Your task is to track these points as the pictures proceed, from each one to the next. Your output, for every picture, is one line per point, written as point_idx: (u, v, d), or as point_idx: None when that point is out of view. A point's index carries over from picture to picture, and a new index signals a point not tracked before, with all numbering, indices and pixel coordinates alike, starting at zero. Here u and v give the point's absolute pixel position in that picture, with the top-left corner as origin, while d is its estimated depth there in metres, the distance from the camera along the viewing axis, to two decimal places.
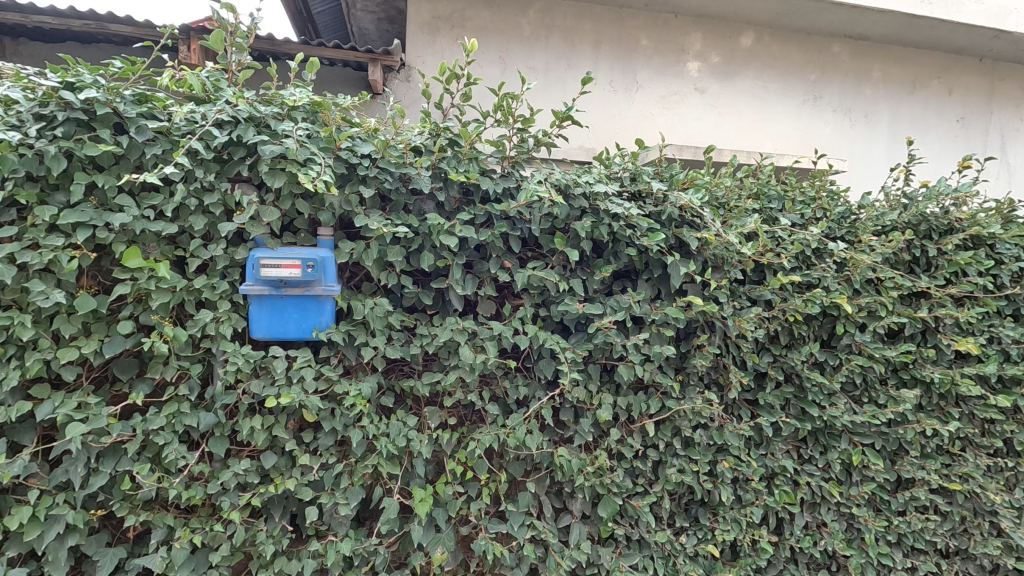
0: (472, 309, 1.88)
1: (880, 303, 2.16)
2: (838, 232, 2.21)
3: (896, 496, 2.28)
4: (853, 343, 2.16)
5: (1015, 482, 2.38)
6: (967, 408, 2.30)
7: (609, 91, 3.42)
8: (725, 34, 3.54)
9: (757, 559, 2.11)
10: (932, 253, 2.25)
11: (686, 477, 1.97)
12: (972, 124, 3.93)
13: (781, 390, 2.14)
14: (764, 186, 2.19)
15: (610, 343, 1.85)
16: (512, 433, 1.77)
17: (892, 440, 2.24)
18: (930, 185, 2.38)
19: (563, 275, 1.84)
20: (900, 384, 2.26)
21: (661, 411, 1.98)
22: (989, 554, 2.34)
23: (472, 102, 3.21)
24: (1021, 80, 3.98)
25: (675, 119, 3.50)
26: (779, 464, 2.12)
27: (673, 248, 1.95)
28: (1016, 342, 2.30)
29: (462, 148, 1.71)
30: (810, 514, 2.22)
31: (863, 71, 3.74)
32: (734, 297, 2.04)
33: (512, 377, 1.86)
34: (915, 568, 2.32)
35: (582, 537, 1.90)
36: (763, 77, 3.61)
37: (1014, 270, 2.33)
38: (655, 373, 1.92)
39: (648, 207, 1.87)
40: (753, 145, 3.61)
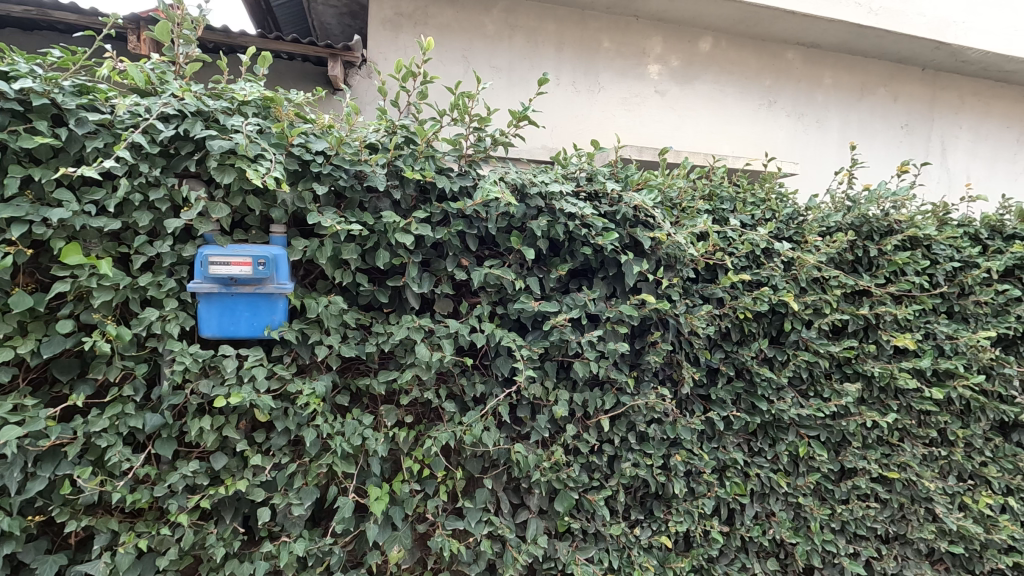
0: (430, 307, 1.89)
1: (825, 301, 2.25)
2: (786, 233, 2.30)
3: (839, 486, 2.39)
4: (800, 339, 2.25)
5: (948, 470, 2.52)
6: (905, 401, 2.42)
7: (572, 92, 3.46)
8: (684, 38, 3.63)
9: (709, 549, 2.17)
10: (873, 253, 2.36)
11: (641, 471, 2.02)
12: (915, 130, 4.12)
13: (732, 385, 2.22)
14: (717, 187, 2.25)
15: (566, 341, 1.88)
16: (468, 430, 1.78)
17: (836, 432, 2.34)
18: (871, 189, 2.49)
19: (520, 274, 1.86)
20: (843, 378, 2.37)
21: (617, 406, 2.02)
22: (925, 539, 2.47)
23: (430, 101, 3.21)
24: (960, 90, 4.20)
25: (635, 121, 3.57)
26: (730, 457, 2.20)
27: (628, 247, 1.99)
28: (949, 337, 2.44)
29: (418, 147, 1.72)
30: (760, 504, 2.30)
31: (815, 77, 3.88)
32: (686, 295, 2.11)
33: (469, 375, 1.87)
34: (857, 553, 2.44)
35: (539, 532, 1.93)
36: (721, 81, 3.71)
37: (948, 270, 2.46)
38: (610, 370, 1.96)
39: (603, 206, 1.91)
40: (711, 146, 3.70)
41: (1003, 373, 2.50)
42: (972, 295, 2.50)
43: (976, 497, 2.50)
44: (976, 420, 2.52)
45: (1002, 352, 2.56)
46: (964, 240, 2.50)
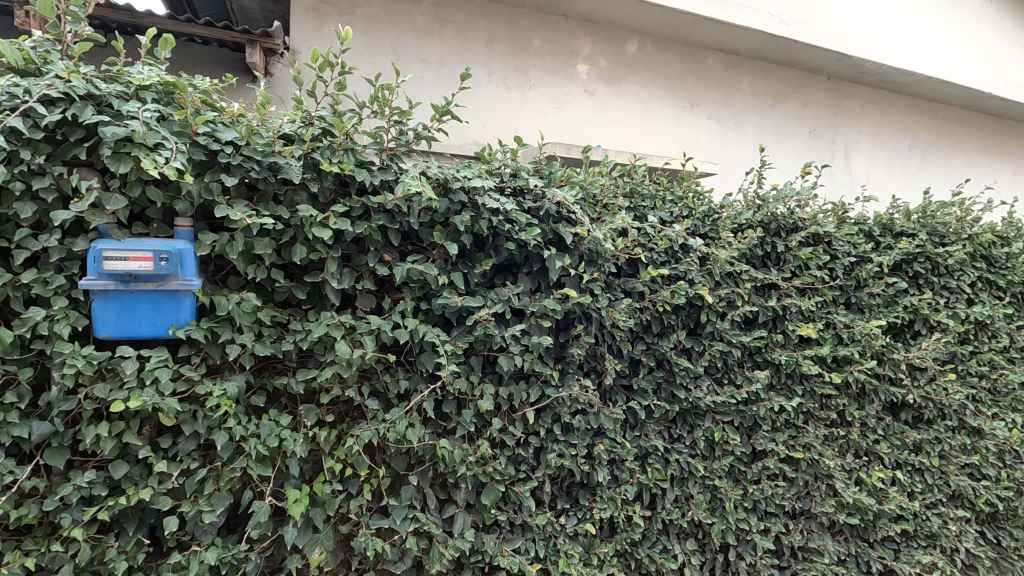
0: (352, 304, 1.85)
1: (737, 294, 2.39)
2: (701, 229, 2.42)
3: (751, 467, 2.54)
4: (714, 330, 2.38)
5: (846, 448, 2.75)
6: (809, 386, 2.61)
7: (503, 89, 3.48)
8: (612, 39, 3.72)
9: (631, 533, 2.25)
10: (780, 249, 2.53)
11: (565, 461, 2.07)
12: (822, 135, 4.43)
13: (653, 375, 2.31)
14: (638, 185, 2.33)
15: (490, 335, 1.89)
16: (392, 427, 1.77)
17: (748, 417, 2.49)
18: (778, 188, 2.66)
19: (443, 269, 1.86)
20: (754, 366, 2.52)
21: (542, 398, 2.06)
22: (826, 512, 2.68)
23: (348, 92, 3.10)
24: (861, 99, 4.55)
25: (565, 119, 3.63)
26: (651, 444, 2.29)
27: (551, 242, 2.03)
28: (847, 326, 2.64)
29: (336, 139, 1.67)
30: (679, 488, 2.42)
31: (733, 82, 4.10)
32: (609, 289, 2.18)
33: (393, 371, 1.85)
34: (767, 529, 2.60)
35: (466, 526, 1.94)
36: (647, 83, 3.84)
37: (845, 264, 2.66)
38: (535, 363, 1.99)
39: (527, 202, 1.94)
40: (638, 146, 3.82)
41: (892, 358, 2.74)
42: (867, 287, 2.72)
43: (870, 472, 2.73)
44: (870, 402, 2.76)
45: (892, 339, 2.81)
46: (859, 237, 2.71)
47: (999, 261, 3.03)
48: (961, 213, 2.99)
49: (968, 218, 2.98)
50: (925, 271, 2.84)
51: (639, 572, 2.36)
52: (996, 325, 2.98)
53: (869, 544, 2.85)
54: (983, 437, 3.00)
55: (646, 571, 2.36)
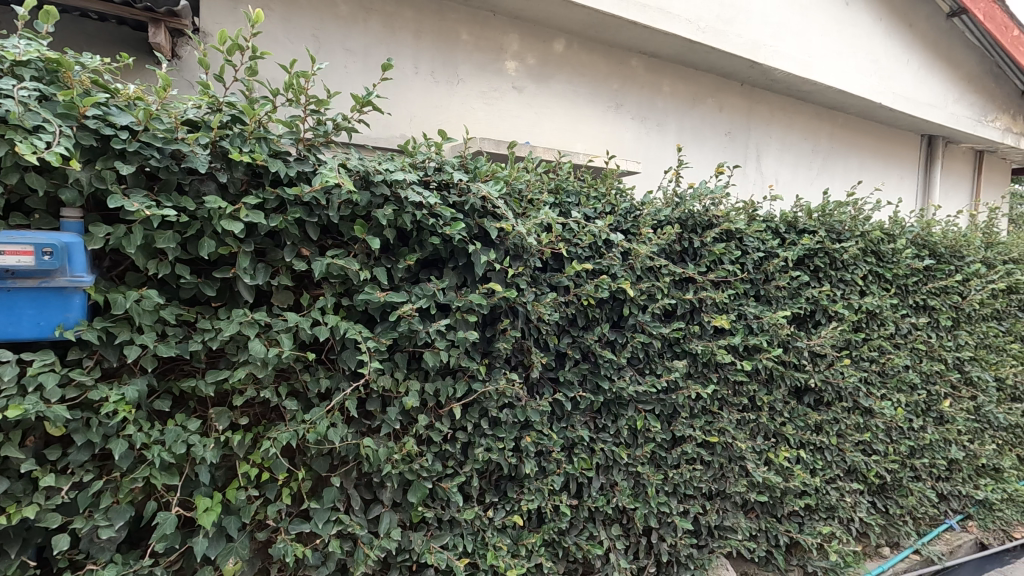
0: (267, 300, 1.77)
1: (656, 287, 2.49)
2: (623, 225, 2.49)
3: (671, 452, 2.67)
4: (637, 322, 2.48)
5: (757, 431, 2.94)
6: (723, 373, 2.76)
7: (430, 82, 3.44)
8: (540, 37, 3.76)
9: (559, 522, 2.30)
10: (697, 245, 2.66)
11: (493, 455, 2.08)
12: (736, 138, 4.70)
13: (578, 367, 2.37)
14: (563, 182, 2.37)
15: (415, 331, 1.87)
16: (312, 428, 1.71)
17: (668, 405, 2.61)
18: (694, 187, 2.79)
19: (366, 264, 1.81)
20: (673, 356, 2.64)
21: (469, 393, 2.06)
22: (739, 491, 2.86)
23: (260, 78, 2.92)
24: (771, 105, 4.87)
25: (494, 115, 3.64)
26: (577, 435, 2.35)
27: (477, 237, 2.03)
28: (756, 316, 2.82)
29: (247, 127, 1.59)
30: (605, 476, 2.49)
31: (655, 85, 4.26)
32: (535, 284, 2.21)
33: (313, 370, 1.78)
34: (686, 511, 2.74)
35: (392, 525, 1.92)
36: (574, 82, 3.92)
37: (755, 259, 2.84)
38: (461, 358, 1.99)
39: (451, 197, 1.93)
40: (566, 144, 3.90)
41: (796, 346, 2.96)
42: (774, 280, 2.91)
43: (777, 452, 2.94)
44: (777, 387, 2.96)
45: (796, 328, 3.03)
46: (767, 234, 2.90)
47: (887, 256, 3.34)
48: (855, 212, 3.26)
49: (861, 217, 3.25)
50: (824, 265, 3.08)
51: (566, 559, 2.42)
52: (884, 315, 3.28)
53: (777, 519, 3.07)
54: (873, 416, 3.30)
55: (573, 558, 2.42)
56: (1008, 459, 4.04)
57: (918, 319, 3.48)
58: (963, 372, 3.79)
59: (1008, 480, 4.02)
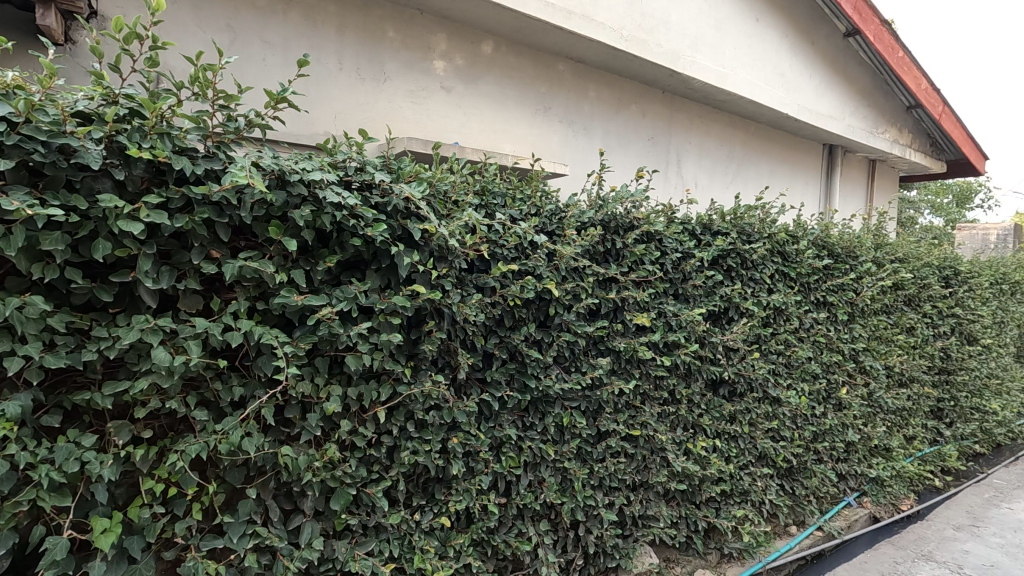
0: (173, 305, 1.67)
1: (581, 287, 2.57)
2: (549, 226, 2.54)
3: (596, 447, 2.75)
4: (562, 322, 2.54)
5: (676, 423, 3.09)
6: (644, 369, 2.89)
7: (356, 79, 3.36)
8: (468, 38, 3.76)
9: (487, 521, 2.32)
10: (619, 246, 2.76)
11: (419, 458, 2.07)
12: (658, 143, 4.91)
13: (505, 367, 2.40)
14: (489, 184, 2.39)
15: (336, 335, 1.82)
16: (224, 438, 1.63)
17: (593, 401, 2.70)
18: (616, 190, 2.90)
19: (282, 267, 1.75)
20: (598, 353, 2.73)
21: (394, 396, 2.04)
22: (661, 481, 2.99)
23: (161, 70, 2.72)
24: (690, 113, 5.12)
25: (422, 114, 3.60)
26: (504, 434, 2.38)
27: (401, 239, 2.01)
28: (675, 314, 2.96)
29: (148, 121, 1.50)
30: (532, 473, 2.54)
31: (582, 90, 4.38)
32: (460, 285, 2.22)
33: (225, 378, 1.70)
34: (612, 503, 2.84)
35: (314, 535, 1.87)
36: (502, 83, 3.95)
37: (673, 259, 2.99)
38: (386, 361, 1.97)
39: (373, 198, 1.90)
40: (495, 145, 3.93)
41: (712, 341, 3.14)
42: (690, 279, 3.07)
43: (695, 442, 3.11)
44: (695, 380, 3.13)
45: (712, 324, 3.21)
46: (684, 236, 3.06)
47: (792, 256, 3.60)
48: (762, 215, 3.50)
49: (768, 220, 3.50)
50: (736, 265, 3.28)
51: (495, 558, 2.45)
52: (789, 311, 3.54)
53: (696, 505, 3.24)
54: (781, 405, 3.56)
55: (502, 556, 2.45)
56: (897, 439, 4.47)
57: (819, 314, 3.78)
58: (858, 362, 4.15)
59: (897, 459, 4.45)
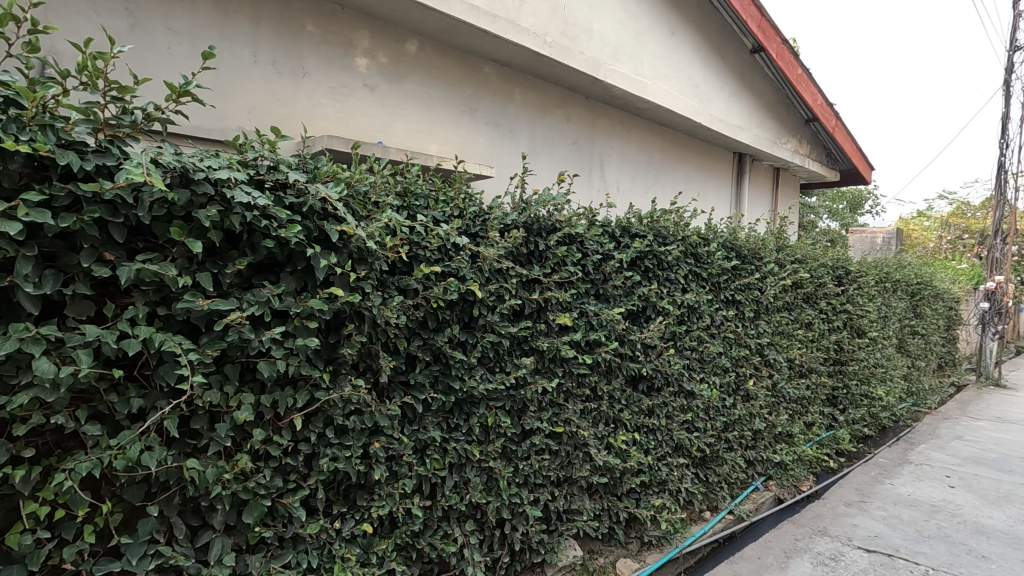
0: (59, 312, 1.54)
1: (504, 288, 2.61)
2: (472, 228, 2.56)
3: (521, 445, 2.80)
4: (487, 322, 2.56)
5: (598, 419, 3.20)
6: (567, 368, 2.97)
7: (272, 73, 3.22)
8: (392, 37, 3.71)
9: (411, 525, 2.31)
10: (542, 248, 2.83)
11: (339, 465, 2.02)
12: (582, 148, 5.07)
13: (429, 369, 2.39)
14: (411, 185, 2.38)
15: (247, 340, 1.75)
16: (121, 454, 1.53)
17: (518, 400, 2.74)
18: (539, 193, 2.96)
19: (186, 270, 1.66)
20: (522, 353, 2.78)
21: (311, 402, 1.98)
22: (584, 476, 3.09)
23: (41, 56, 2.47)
24: (612, 119, 5.32)
25: (344, 112, 3.51)
26: (429, 436, 2.37)
27: (318, 240, 1.96)
28: (596, 313, 3.07)
29: (27, 112, 1.38)
30: (458, 474, 2.54)
31: (507, 93, 4.43)
32: (382, 287, 2.19)
33: (121, 389, 1.59)
34: (537, 499, 2.90)
35: (224, 551, 1.78)
36: (427, 84, 3.92)
37: (594, 260, 3.10)
38: (302, 367, 1.91)
39: (287, 198, 1.84)
40: (420, 145, 3.90)
41: (630, 339, 3.28)
42: (610, 280, 3.20)
43: (616, 436, 3.24)
44: (616, 376, 3.26)
45: (631, 323, 3.35)
46: (604, 238, 3.17)
47: (704, 258, 3.83)
48: (676, 219, 3.70)
49: (682, 223, 3.70)
50: (653, 266, 3.44)
51: (421, 561, 2.43)
52: (702, 309, 3.76)
53: (618, 497, 3.37)
54: (695, 397, 3.77)
55: (427, 559, 2.44)
56: (797, 425, 4.85)
57: (728, 312, 4.04)
58: (764, 355, 4.48)
59: (798, 444, 4.83)
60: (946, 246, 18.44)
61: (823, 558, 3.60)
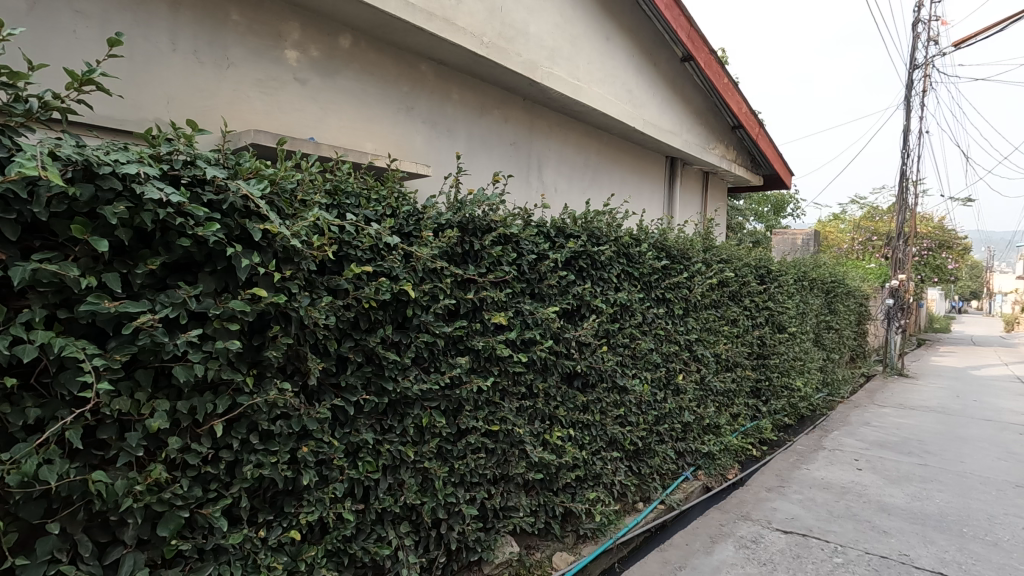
0: None
1: (439, 288, 2.60)
2: (406, 228, 2.54)
3: (456, 445, 2.79)
4: (421, 322, 2.55)
5: (534, 416, 3.25)
6: (503, 366, 2.99)
7: (193, 62, 3.06)
8: (324, 30, 3.61)
9: (343, 530, 2.26)
10: (477, 248, 2.84)
11: (264, 471, 1.96)
12: (519, 149, 5.12)
13: (361, 370, 2.34)
14: (342, 183, 2.33)
15: (160, 344, 1.67)
16: (16, 468, 1.42)
17: (453, 400, 2.74)
18: (474, 193, 2.97)
19: (91, 270, 1.56)
20: (457, 352, 2.79)
21: (233, 407, 1.91)
22: (520, 473, 3.13)
23: None
24: (549, 121, 5.40)
25: (273, 106, 3.39)
26: (361, 438, 2.33)
27: (239, 239, 1.89)
28: (531, 312, 3.12)
29: None
30: (392, 476, 2.51)
31: (445, 92, 4.41)
32: (310, 287, 2.13)
33: (16, 399, 1.48)
34: (473, 498, 2.91)
35: (136, 567, 1.69)
36: (362, 80, 3.84)
37: (529, 260, 3.14)
38: (223, 371, 1.84)
39: (206, 194, 1.77)
40: (354, 143, 3.82)
41: (565, 337, 3.35)
42: (545, 279, 3.25)
43: (552, 433, 3.30)
44: (551, 374, 3.32)
45: (566, 321, 3.43)
46: (539, 238, 3.23)
47: (636, 258, 3.97)
48: (609, 220, 3.81)
49: (614, 224, 3.82)
50: (587, 266, 3.53)
51: (354, 566, 2.39)
52: (633, 307, 3.90)
53: (554, 492, 3.44)
54: (627, 392, 3.90)
55: (360, 564, 2.40)
56: (724, 417, 5.11)
57: (658, 309, 4.21)
58: (692, 351, 4.69)
59: (724, 434, 5.08)
60: (858, 247, 19.94)
61: (745, 541, 3.81)
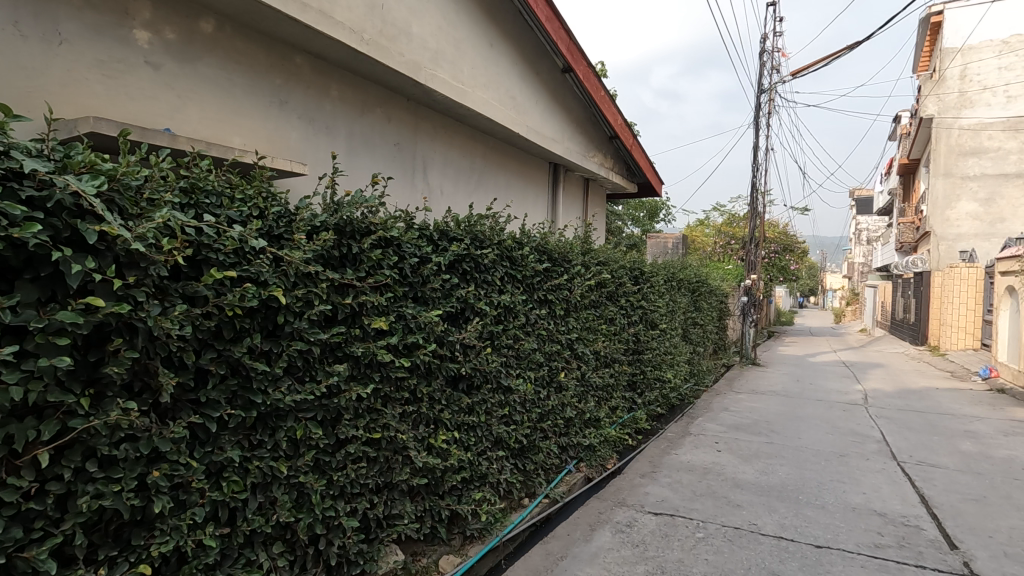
0: None
1: (314, 294, 2.48)
2: (275, 230, 2.39)
3: (335, 455, 2.68)
4: (293, 330, 2.41)
5: (418, 420, 3.21)
6: (384, 372, 2.92)
7: (13, 35, 2.65)
8: (182, 11, 3.29)
9: (204, 557, 2.08)
10: (355, 250, 2.75)
11: (104, 502, 1.74)
12: (403, 150, 5.04)
13: (225, 384, 2.17)
14: (200, 181, 2.14)
15: None
16: None
17: (331, 409, 2.62)
18: (351, 194, 2.87)
19: None
20: (334, 359, 2.68)
21: (63, 433, 1.68)
22: (404, 479, 3.08)
23: None
24: (434, 123, 5.38)
25: (119, 91, 3.04)
26: (225, 457, 2.15)
27: (70, 242, 1.67)
28: (413, 316, 3.08)
29: None
30: (263, 494, 2.35)
31: (323, 88, 4.22)
32: (162, 294, 1.93)
33: None
34: (354, 509, 2.81)
35: None
36: (228, 69, 3.56)
37: (411, 264, 3.10)
38: (49, 392, 1.61)
39: (24, 189, 1.54)
40: (219, 136, 3.53)
41: (449, 340, 3.37)
42: (429, 282, 3.23)
43: (437, 436, 3.29)
44: (435, 378, 3.30)
45: (450, 324, 3.44)
46: (421, 241, 3.20)
47: (518, 261, 4.07)
48: (492, 224, 3.87)
49: (497, 228, 3.88)
50: (470, 269, 3.57)
51: None
52: (516, 309, 4.01)
53: (440, 496, 3.43)
54: (512, 392, 3.99)
55: None
56: (603, 410, 5.41)
57: (540, 310, 4.36)
58: (573, 349, 4.92)
59: (604, 427, 5.39)
60: (719, 250, 22.19)
61: (621, 526, 4.08)
